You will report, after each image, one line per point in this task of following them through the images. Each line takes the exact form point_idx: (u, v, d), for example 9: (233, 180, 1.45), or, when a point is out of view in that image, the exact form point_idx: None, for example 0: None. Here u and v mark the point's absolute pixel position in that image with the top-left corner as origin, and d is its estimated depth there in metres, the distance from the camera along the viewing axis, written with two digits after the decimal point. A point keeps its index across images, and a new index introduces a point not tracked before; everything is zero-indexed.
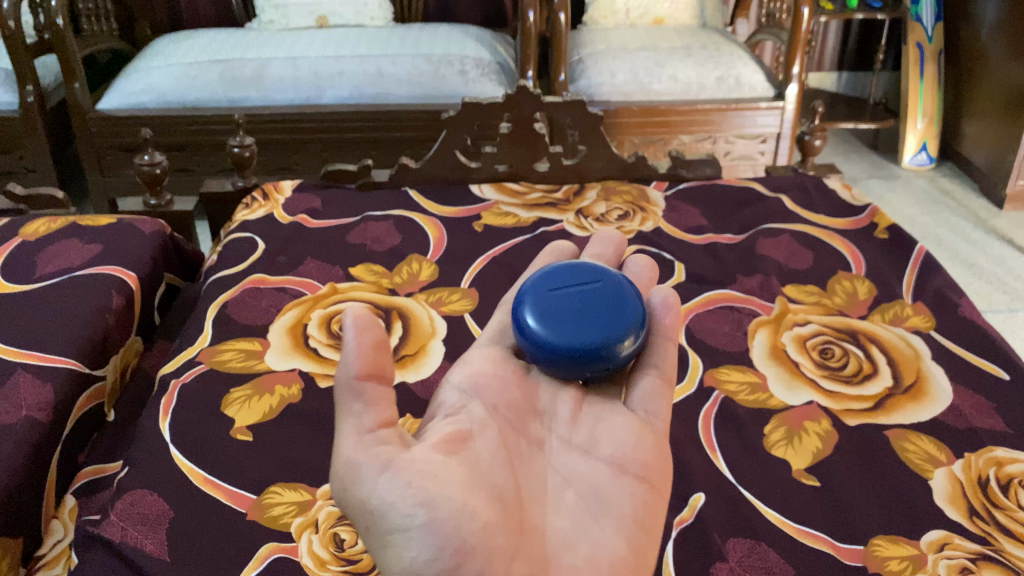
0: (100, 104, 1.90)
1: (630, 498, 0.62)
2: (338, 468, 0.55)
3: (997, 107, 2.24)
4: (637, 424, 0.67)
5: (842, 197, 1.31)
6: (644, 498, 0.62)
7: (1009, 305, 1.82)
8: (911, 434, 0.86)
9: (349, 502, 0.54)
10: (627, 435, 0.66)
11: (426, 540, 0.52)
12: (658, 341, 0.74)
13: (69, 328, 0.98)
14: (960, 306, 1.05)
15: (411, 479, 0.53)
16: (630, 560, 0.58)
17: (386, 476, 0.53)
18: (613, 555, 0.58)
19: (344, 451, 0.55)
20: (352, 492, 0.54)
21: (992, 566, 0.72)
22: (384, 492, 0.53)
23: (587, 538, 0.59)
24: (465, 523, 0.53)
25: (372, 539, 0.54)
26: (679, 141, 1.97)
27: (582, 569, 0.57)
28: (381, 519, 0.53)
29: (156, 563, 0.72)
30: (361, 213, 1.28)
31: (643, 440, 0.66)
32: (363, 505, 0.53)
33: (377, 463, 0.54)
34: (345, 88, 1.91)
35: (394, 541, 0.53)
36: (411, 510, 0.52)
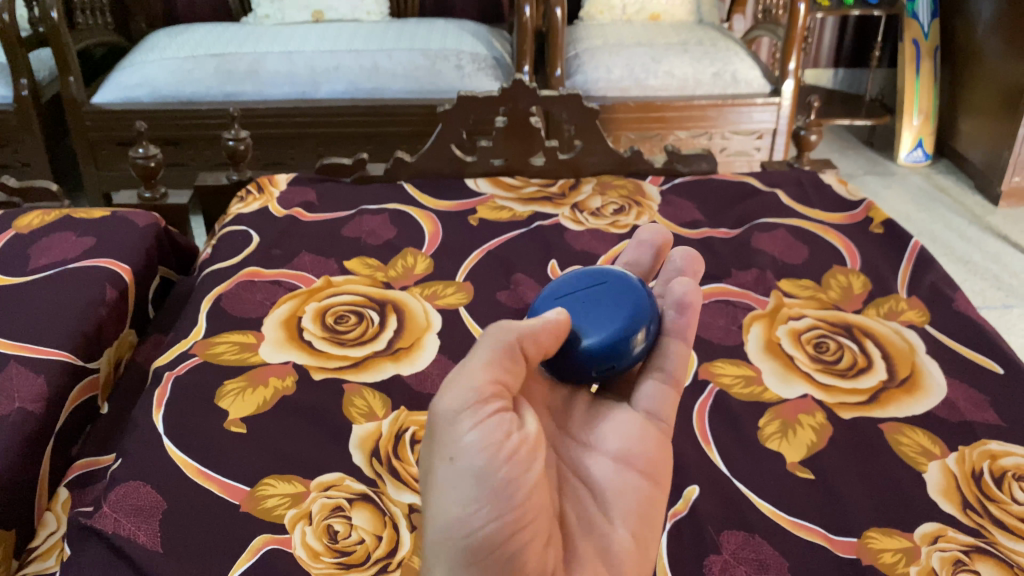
0: (95, 98, 1.89)
1: (637, 497, 0.62)
2: (444, 401, 0.57)
3: (993, 104, 2.24)
4: (641, 422, 0.67)
5: (837, 192, 1.31)
6: (649, 497, 0.63)
7: (1004, 301, 1.83)
8: (905, 427, 0.86)
9: (439, 434, 0.56)
10: (632, 434, 0.66)
11: (486, 502, 0.54)
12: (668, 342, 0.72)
13: (62, 321, 0.98)
14: (955, 300, 1.05)
15: (504, 443, 0.55)
16: (636, 553, 0.60)
17: (482, 431, 0.55)
18: (620, 553, 0.60)
19: (455, 388, 0.57)
20: (446, 429, 0.56)
21: (985, 558, 0.72)
22: (473, 443, 0.55)
23: (593, 536, 0.60)
24: (528, 505, 0.54)
25: (441, 477, 0.55)
26: (676, 136, 1.96)
27: (594, 560, 0.58)
28: (459, 465, 0.55)
29: (149, 554, 0.71)
30: (356, 207, 1.27)
31: (648, 437, 0.66)
32: (452, 445, 0.55)
33: (481, 413, 0.56)
34: (341, 83, 1.91)
35: (458, 490, 0.54)
36: (488, 470, 0.54)
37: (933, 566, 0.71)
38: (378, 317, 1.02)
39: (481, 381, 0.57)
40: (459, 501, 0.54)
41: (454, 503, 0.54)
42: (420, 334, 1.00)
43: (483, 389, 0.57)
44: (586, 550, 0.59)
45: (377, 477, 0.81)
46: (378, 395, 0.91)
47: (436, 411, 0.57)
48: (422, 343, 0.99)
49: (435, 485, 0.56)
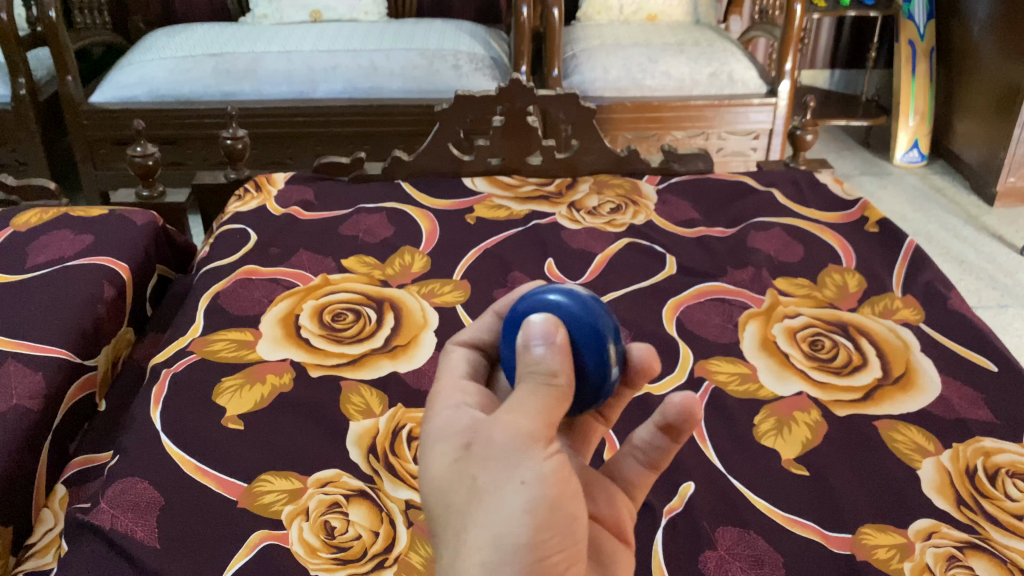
0: (93, 97, 1.90)
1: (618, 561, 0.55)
2: (506, 424, 0.48)
3: (988, 104, 2.25)
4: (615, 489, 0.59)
5: (833, 191, 1.31)
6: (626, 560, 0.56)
7: (999, 301, 1.84)
8: (900, 425, 0.87)
9: (497, 460, 0.47)
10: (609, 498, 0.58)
11: (553, 537, 0.46)
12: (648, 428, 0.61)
13: (59, 318, 0.98)
14: (950, 299, 1.05)
15: (568, 480, 0.48)
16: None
17: (553, 463, 0.48)
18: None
19: (517, 414, 0.48)
20: (511, 456, 0.47)
21: (978, 554, 0.72)
22: (545, 476, 0.47)
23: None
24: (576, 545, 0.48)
25: (502, 504, 0.46)
26: (672, 136, 1.97)
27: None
28: (527, 497, 0.46)
29: (146, 549, 0.72)
30: (354, 205, 1.28)
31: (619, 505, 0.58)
32: (516, 473, 0.47)
33: (547, 447, 0.48)
34: (339, 82, 1.91)
35: (526, 520, 0.45)
36: (558, 506, 0.46)
37: (926, 562, 0.71)
38: (376, 315, 1.03)
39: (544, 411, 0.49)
40: (524, 531, 0.45)
41: (515, 532, 0.45)
42: (417, 332, 1.01)
43: (552, 420, 0.49)
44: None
45: (374, 473, 0.81)
46: (374, 392, 0.91)
47: (489, 432, 0.48)
48: (419, 341, 0.99)
49: (489, 512, 0.46)
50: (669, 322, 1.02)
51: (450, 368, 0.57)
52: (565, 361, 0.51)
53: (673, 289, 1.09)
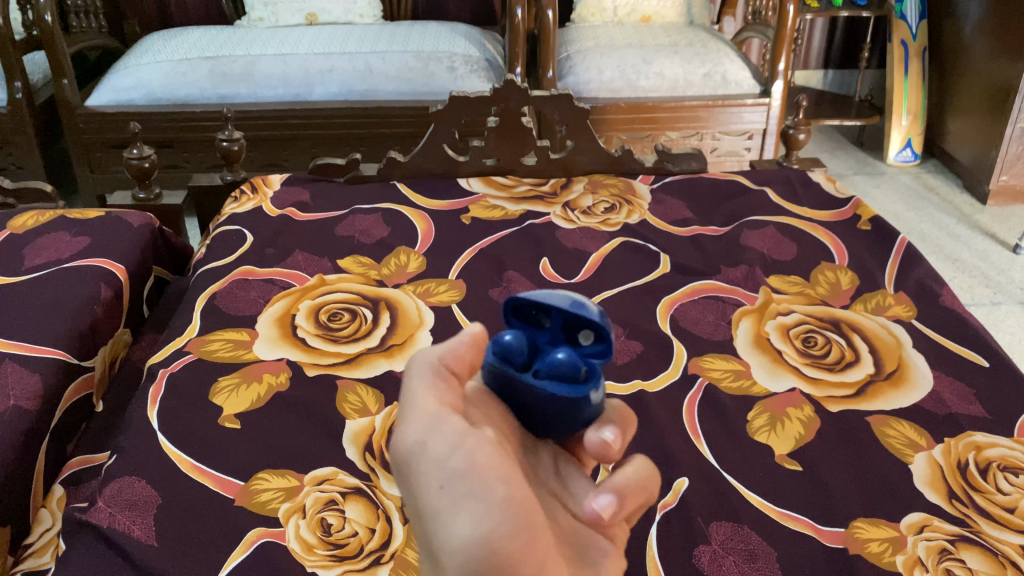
0: (89, 101, 1.90)
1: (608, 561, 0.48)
2: (404, 431, 0.44)
3: (980, 103, 2.26)
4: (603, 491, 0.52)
5: (826, 189, 1.32)
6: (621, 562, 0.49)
7: (992, 298, 1.85)
8: (893, 420, 0.87)
9: (407, 473, 0.43)
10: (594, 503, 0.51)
11: (498, 522, 0.40)
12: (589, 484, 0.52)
13: (56, 320, 0.98)
14: (941, 296, 1.06)
15: (491, 456, 0.42)
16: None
17: (463, 446, 0.42)
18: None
19: (408, 419, 0.45)
20: (415, 461, 0.43)
21: (970, 547, 0.73)
22: (463, 458, 0.42)
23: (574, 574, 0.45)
24: (537, 521, 0.41)
25: (430, 509, 0.41)
26: (666, 137, 1.98)
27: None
28: (450, 486, 0.41)
29: (145, 547, 0.72)
30: (350, 206, 1.28)
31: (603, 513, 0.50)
32: (429, 472, 0.42)
33: (457, 428, 0.44)
34: (335, 84, 1.92)
35: (457, 511, 0.40)
36: (487, 484, 0.41)
37: (918, 556, 0.72)
38: (372, 315, 1.03)
39: (431, 398, 0.47)
40: (461, 525, 0.39)
41: (452, 534, 0.39)
42: (413, 331, 1.01)
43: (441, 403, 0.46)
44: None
45: (370, 471, 0.81)
46: (371, 391, 0.92)
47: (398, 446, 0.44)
48: (414, 340, 1.00)
49: (424, 523, 0.41)
50: (663, 320, 1.03)
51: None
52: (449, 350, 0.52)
53: (667, 288, 1.09)
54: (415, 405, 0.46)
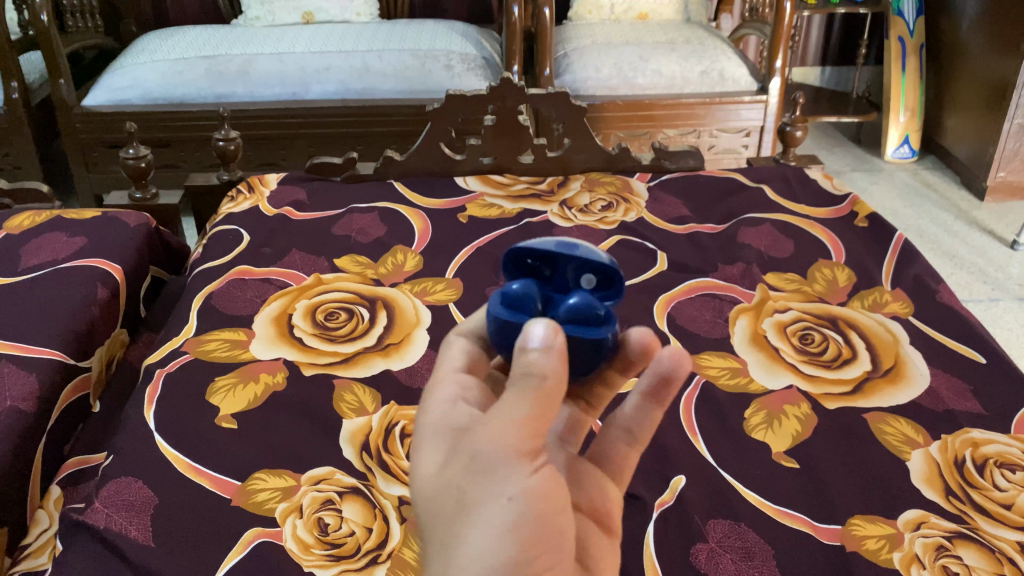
0: (85, 101, 1.90)
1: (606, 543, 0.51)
2: (495, 437, 0.43)
3: (978, 99, 2.25)
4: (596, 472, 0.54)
5: (823, 187, 1.32)
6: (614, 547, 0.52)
7: (990, 295, 1.85)
8: (890, 417, 0.87)
9: (485, 469, 0.43)
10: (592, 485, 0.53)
11: (539, 552, 0.42)
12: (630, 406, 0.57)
13: (53, 320, 0.98)
14: (939, 293, 1.06)
15: (557, 491, 0.44)
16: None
17: (540, 480, 0.43)
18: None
19: (506, 422, 0.43)
20: (496, 473, 0.42)
21: (967, 544, 0.73)
22: (538, 485, 0.43)
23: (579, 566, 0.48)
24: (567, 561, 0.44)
25: (490, 517, 0.42)
26: (664, 134, 1.98)
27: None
28: (515, 508, 0.42)
29: (141, 548, 0.72)
30: (346, 205, 1.28)
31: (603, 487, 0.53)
32: (503, 484, 0.42)
33: (538, 463, 0.43)
34: (332, 83, 1.92)
35: (514, 534, 0.41)
36: (548, 521, 0.42)
37: (915, 553, 0.72)
38: (368, 314, 1.03)
39: (530, 415, 0.43)
40: (512, 547, 0.41)
41: (499, 554, 0.41)
42: (410, 330, 1.01)
43: (539, 431, 0.44)
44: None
45: (367, 471, 0.81)
46: (368, 390, 0.92)
47: (479, 441, 0.43)
48: (411, 339, 0.99)
49: (476, 524, 0.42)
50: (660, 318, 1.03)
51: (446, 361, 0.53)
52: (560, 364, 0.45)
53: (664, 285, 1.09)
54: (512, 412, 0.43)
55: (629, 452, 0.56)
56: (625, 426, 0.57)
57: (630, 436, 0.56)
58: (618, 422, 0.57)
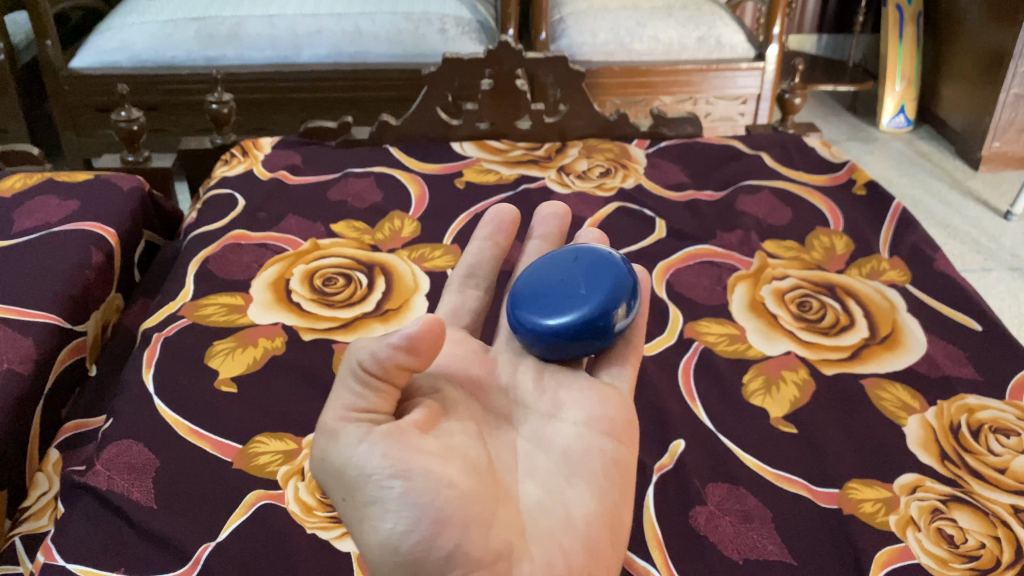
0: (73, 62, 1.86)
1: (602, 455, 0.61)
2: (324, 445, 0.53)
3: (976, 68, 2.24)
4: (595, 385, 0.67)
5: (821, 154, 1.32)
6: (616, 456, 0.62)
7: (983, 265, 1.86)
8: (886, 382, 0.88)
9: (332, 476, 0.52)
10: (595, 401, 0.65)
11: (402, 513, 0.49)
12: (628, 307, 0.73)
13: (47, 283, 0.97)
14: (936, 261, 1.06)
15: (393, 450, 0.50)
16: (603, 515, 0.58)
17: (367, 449, 0.51)
18: (586, 532, 0.56)
19: (325, 433, 0.54)
20: (335, 469, 0.52)
21: (962, 508, 0.74)
22: (365, 458, 0.50)
23: (559, 505, 0.57)
24: (446, 498, 0.49)
25: (353, 514, 0.51)
26: (660, 101, 1.96)
27: (562, 531, 0.56)
28: (360, 491, 0.50)
29: (143, 510, 0.72)
30: (341, 170, 1.27)
31: (609, 398, 0.65)
32: (345, 479, 0.51)
33: (362, 435, 0.51)
34: (324, 46, 1.89)
35: (371, 514, 0.50)
36: (389, 488, 0.49)
37: (911, 516, 0.73)
38: (366, 280, 1.03)
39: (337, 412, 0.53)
40: (380, 525, 0.49)
41: (375, 529, 0.50)
42: (409, 296, 1.01)
43: (347, 417, 0.53)
44: (555, 535, 0.55)
45: None
46: None
47: (321, 458, 0.53)
48: (411, 304, 0.99)
49: (353, 525, 0.51)
50: (658, 284, 1.03)
51: None
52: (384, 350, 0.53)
53: (662, 252, 1.09)
54: (328, 419, 0.54)
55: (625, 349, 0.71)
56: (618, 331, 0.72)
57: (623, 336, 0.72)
58: None
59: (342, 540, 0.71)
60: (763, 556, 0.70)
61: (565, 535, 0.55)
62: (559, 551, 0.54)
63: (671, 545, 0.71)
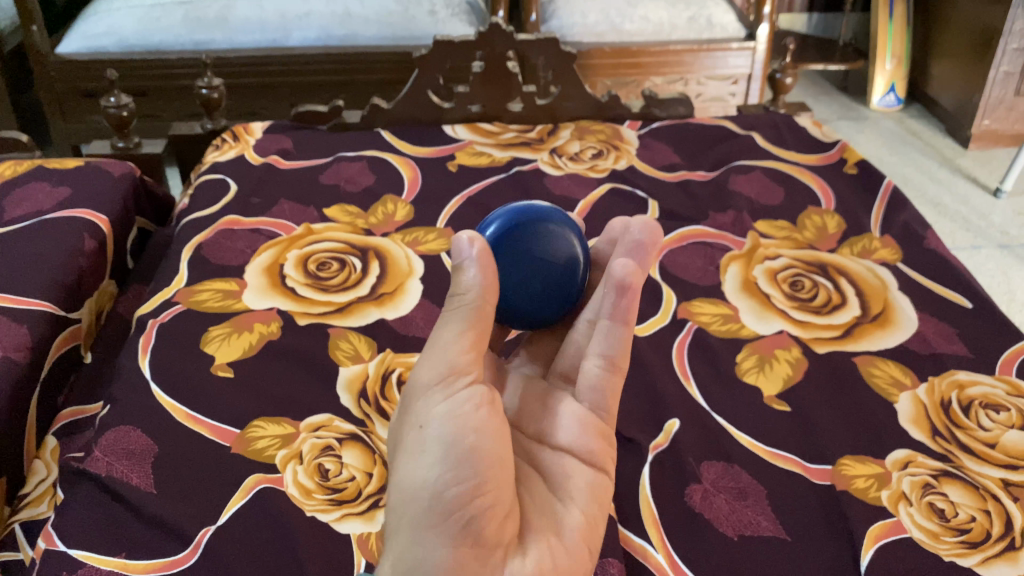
0: (59, 48, 1.84)
1: (585, 483, 0.58)
2: (423, 370, 0.54)
3: (966, 46, 2.25)
4: (583, 413, 0.62)
5: (813, 134, 1.32)
6: (602, 487, 0.59)
7: (973, 243, 1.87)
8: (878, 359, 0.89)
9: (413, 405, 0.54)
10: (579, 431, 0.60)
11: (457, 472, 0.49)
12: (609, 325, 0.62)
13: (40, 270, 0.97)
14: (926, 239, 1.07)
15: (477, 413, 0.52)
16: (586, 533, 0.55)
17: (456, 401, 0.52)
18: (570, 550, 0.54)
19: (431, 356, 0.54)
20: (420, 398, 0.53)
21: (953, 482, 0.75)
22: (454, 408, 0.52)
23: (544, 521, 0.54)
24: (495, 477, 0.50)
25: (409, 446, 0.52)
26: (652, 82, 1.96)
27: (549, 537, 0.53)
28: (433, 431, 0.51)
29: (143, 495, 0.72)
30: (333, 154, 1.27)
31: (591, 428, 0.61)
32: (423, 412, 0.52)
33: (459, 384, 0.53)
34: (313, 29, 1.89)
35: (423, 453, 0.51)
36: (459, 442, 0.50)
37: (903, 491, 0.74)
38: (361, 264, 1.03)
39: (456, 348, 0.53)
40: (431, 470, 0.50)
41: (424, 470, 0.50)
42: (403, 280, 1.01)
43: (461, 357, 0.53)
44: (545, 536, 0.53)
45: (365, 417, 0.82)
46: (363, 338, 0.92)
47: (414, 381, 0.54)
48: (405, 288, 1.00)
49: (402, 458, 0.52)
50: (652, 266, 1.04)
51: None
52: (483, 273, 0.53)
53: None
54: (440, 345, 0.54)
55: (607, 376, 0.62)
56: (600, 354, 0.62)
57: (604, 360, 0.62)
58: (593, 350, 0.63)
59: (341, 522, 0.72)
60: (758, 532, 0.71)
61: (550, 543, 0.53)
62: (548, 550, 0.52)
63: (668, 523, 0.72)
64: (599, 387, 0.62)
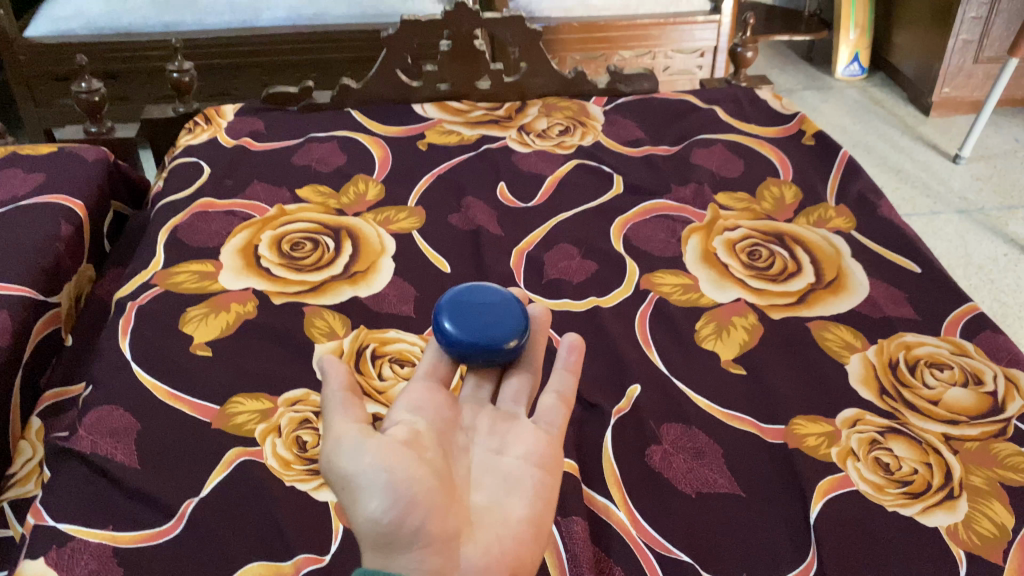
0: (27, 31, 1.82)
1: (534, 482, 0.62)
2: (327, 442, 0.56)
3: (926, 16, 2.29)
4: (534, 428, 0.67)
5: (772, 107, 1.36)
6: (546, 484, 0.62)
7: (932, 208, 1.92)
8: (831, 324, 0.93)
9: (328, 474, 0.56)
10: (532, 442, 0.65)
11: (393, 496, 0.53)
12: (562, 372, 0.73)
13: (18, 256, 0.99)
14: (879, 207, 1.11)
15: (386, 450, 0.55)
16: (532, 517, 0.60)
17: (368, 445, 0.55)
18: (518, 536, 0.58)
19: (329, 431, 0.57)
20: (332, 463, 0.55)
21: (898, 438, 0.80)
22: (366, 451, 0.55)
23: (493, 518, 0.59)
24: (421, 489, 0.54)
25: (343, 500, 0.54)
26: (620, 56, 1.99)
27: (498, 528, 0.58)
28: (352, 478, 0.54)
29: (128, 469, 0.76)
30: (304, 134, 1.29)
31: (543, 438, 0.66)
32: (337, 470, 0.55)
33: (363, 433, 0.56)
34: (282, 10, 1.90)
35: (357, 495, 0.53)
36: (381, 476, 0.53)
37: (851, 447, 0.79)
38: (333, 243, 1.06)
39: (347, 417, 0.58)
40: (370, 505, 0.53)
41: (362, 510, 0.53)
42: (375, 258, 1.04)
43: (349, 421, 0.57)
44: (492, 527, 0.58)
45: None
46: (337, 315, 0.95)
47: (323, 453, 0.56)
48: (377, 266, 1.02)
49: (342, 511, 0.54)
50: (617, 240, 1.07)
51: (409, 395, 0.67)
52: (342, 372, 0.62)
53: (620, 208, 1.13)
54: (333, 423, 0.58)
55: (560, 405, 0.70)
56: (556, 389, 0.71)
57: (559, 394, 0.71)
58: (550, 387, 0.71)
59: (319, 491, 0.75)
60: (714, 489, 0.75)
61: (500, 532, 0.57)
62: (495, 537, 0.57)
63: (629, 483, 0.76)
64: (553, 413, 0.69)
